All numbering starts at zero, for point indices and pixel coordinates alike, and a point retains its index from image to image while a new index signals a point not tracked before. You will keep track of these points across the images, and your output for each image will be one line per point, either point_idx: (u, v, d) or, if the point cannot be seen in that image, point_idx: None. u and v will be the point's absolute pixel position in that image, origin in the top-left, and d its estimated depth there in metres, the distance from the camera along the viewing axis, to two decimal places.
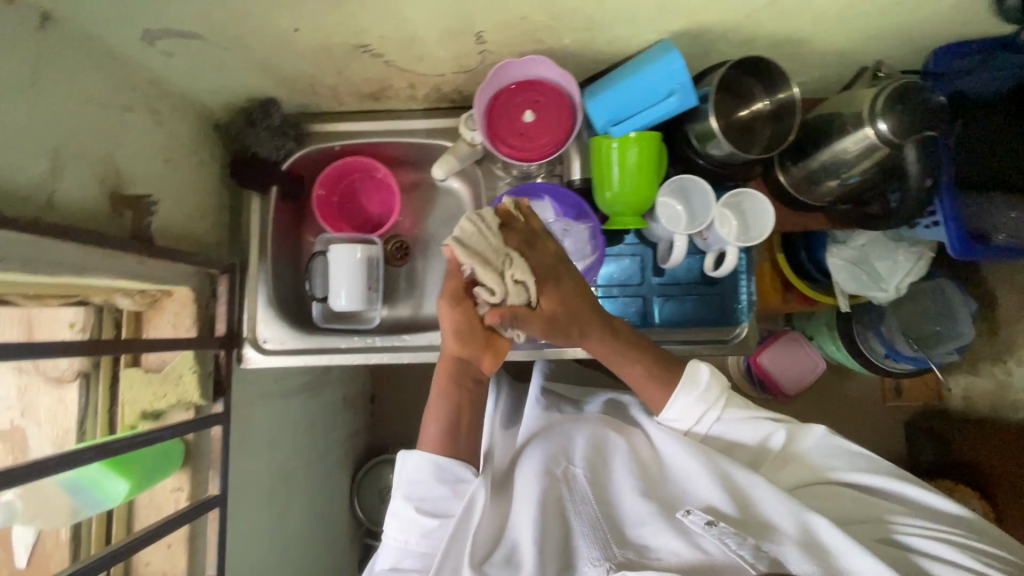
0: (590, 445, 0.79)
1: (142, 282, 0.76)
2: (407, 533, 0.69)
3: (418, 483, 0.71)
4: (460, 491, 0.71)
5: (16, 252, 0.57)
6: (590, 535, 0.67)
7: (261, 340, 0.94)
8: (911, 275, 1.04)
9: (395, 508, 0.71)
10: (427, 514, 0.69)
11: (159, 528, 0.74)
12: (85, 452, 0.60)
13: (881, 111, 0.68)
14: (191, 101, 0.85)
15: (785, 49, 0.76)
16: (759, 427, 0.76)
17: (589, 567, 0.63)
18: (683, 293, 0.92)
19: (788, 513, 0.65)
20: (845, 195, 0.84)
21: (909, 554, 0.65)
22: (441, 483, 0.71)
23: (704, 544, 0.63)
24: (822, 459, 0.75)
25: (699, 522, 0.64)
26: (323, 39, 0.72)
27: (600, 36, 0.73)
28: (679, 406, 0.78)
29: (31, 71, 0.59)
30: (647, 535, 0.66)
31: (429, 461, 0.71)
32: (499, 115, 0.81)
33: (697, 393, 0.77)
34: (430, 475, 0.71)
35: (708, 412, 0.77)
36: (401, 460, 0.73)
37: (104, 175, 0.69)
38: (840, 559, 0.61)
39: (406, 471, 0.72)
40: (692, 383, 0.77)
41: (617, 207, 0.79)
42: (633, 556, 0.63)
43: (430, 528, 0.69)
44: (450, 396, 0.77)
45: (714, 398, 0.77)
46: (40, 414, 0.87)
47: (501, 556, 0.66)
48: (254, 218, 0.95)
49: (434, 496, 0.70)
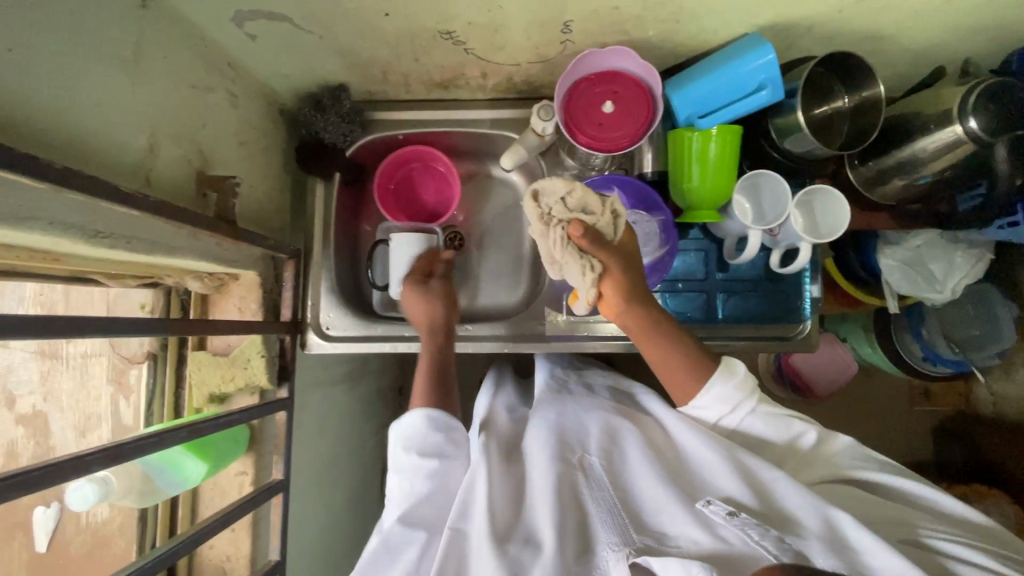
0: (605, 432, 0.74)
1: (219, 264, 0.76)
2: (411, 478, 0.69)
3: (415, 435, 0.72)
4: (454, 437, 0.73)
5: (120, 229, 0.57)
6: (607, 520, 0.61)
7: (324, 325, 0.94)
8: (968, 277, 1.01)
9: (397, 461, 0.71)
10: (428, 457, 0.70)
11: (229, 514, 0.72)
12: (178, 432, 0.60)
13: (972, 108, 0.69)
14: (263, 85, 0.85)
15: (871, 46, 0.76)
16: (792, 427, 0.71)
17: (606, 552, 0.59)
18: (748, 289, 0.92)
19: (810, 509, 0.59)
20: (914, 195, 0.85)
21: (935, 557, 0.59)
22: (435, 430, 0.72)
23: (726, 536, 0.58)
24: (848, 459, 0.71)
25: (721, 513, 0.60)
26: (410, 24, 0.72)
27: (688, 28, 0.73)
28: (712, 394, 0.73)
29: (134, 49, 0.59)
30: (665, 523, 0.60)
31: (423, 413, 0.73)
32: (577, 105, 0.80)
33: (734, 384, 0.72)
34: (423, 424, 0.72)
35: (742, 404, 0.72)
36: (396, 422, 0.74)
37: (186, 156, 0.69)
38: (862, 557, 0.56)
39: (403, 422, 0.73)
40: (728, 373, 0.72)
41: (695, 200, 0.80)
42: (653, 543, 0.58)
43: (431, 469, 0.69)
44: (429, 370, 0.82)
45: (749, 391, 0.72)
46: (65, 399, 0.89)
47: (516, 537, 0.61)
48: (318, 204, 0.95)
49: (432, 443, 0.71)
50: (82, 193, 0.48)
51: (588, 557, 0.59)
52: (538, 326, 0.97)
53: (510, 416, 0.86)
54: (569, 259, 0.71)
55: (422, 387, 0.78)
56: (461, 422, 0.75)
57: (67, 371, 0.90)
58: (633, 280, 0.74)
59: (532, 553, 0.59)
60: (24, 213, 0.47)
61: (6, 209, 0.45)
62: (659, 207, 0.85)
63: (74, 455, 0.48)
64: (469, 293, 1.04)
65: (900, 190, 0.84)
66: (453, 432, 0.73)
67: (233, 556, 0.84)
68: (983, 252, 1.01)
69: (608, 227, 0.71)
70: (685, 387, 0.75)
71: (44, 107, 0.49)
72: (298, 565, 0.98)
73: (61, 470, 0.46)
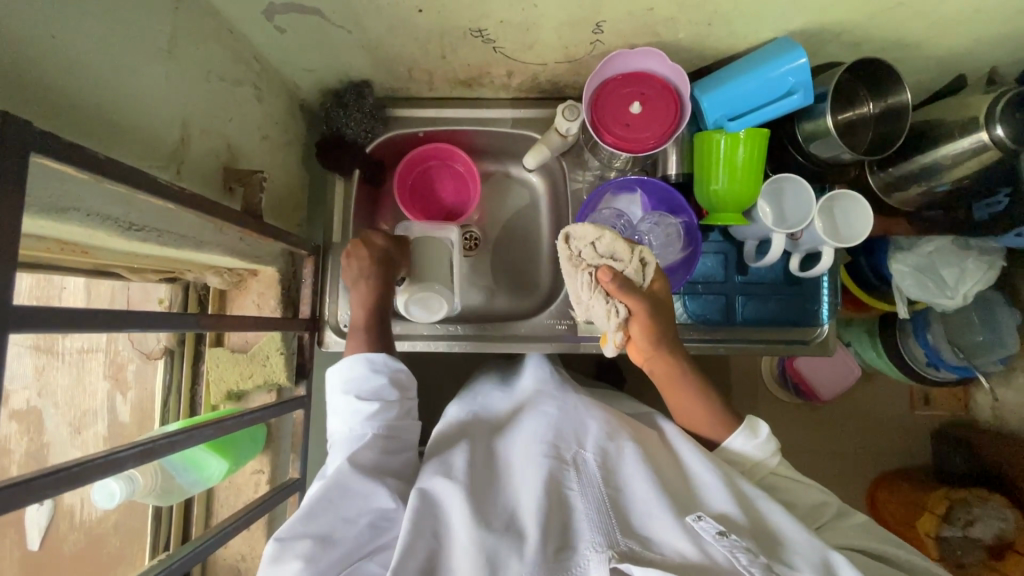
0: (601, 427, 0.72)
1: (242, 258, 0.75)
2: (352, 420, 0.69)
3: (355, 380, 0.71)
4: (398, 379, 0.72)
5: (152, 223, 0.57)
6: (594, 519, 0.60)
7: (342, 324, 0.91)
8: (979, 285, 1.00)
9: (337, 405, 0.71)
10: (368, 399, 0.69)
11: (250, 513, 0.69)
12: (205, 429, 0.59)
13: (999, 115, 0.69)
14: (287, 79, 0.84)
15: (897, 53, 0.76)
16: (808, 488, 0.71)
17: (589, 552, 0.57)
18: (766, 293, 0.91)
19: (806, 545, 0.60)
20: (933, 202, 0.85)
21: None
22: (376, 373, 0.71)
23: (713, 553, 0.58)
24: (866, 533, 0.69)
25: (710, 531, 0.59)
26: (443, 21, 0.72)
27: (719, 31, 0.74)
28: (732, 450, 0.72)
29: (169, 40, 0.59)
30: (652, 527, 0.60)
31: (363, 359, 0.72)
32: (604, 106, 0.80)
33: (755, 444, 0.72)
34: (365, 367, 0.71)
35: (761, 466, 0.72)
36: (331, 373, 0.72)
37: (212, 149, 0.68)
38: None
39: (342, 366, 0.71)
40: (752, 433, 0.71)
41: (719, 202, 0.80)
42: (637, 547, 0.57)
43: (372, 412, 0.69)
44: (371, 331, 0.78)
45: (770, 453, 0.72)
46: (60, 394, 0.86)
47: (496, 523, 0.60)
48: (337, 200, 0.94)
49: (373, 385, 0.71)
50: (123, 184, 0.47)
51: (567, 554, 0.58)
52: (559, 326, 0.96)
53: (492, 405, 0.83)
54: (600, 302, 0.71)
55: (361, 334, 0.77)
56: (408, 365, 0.74)
57: (62, 367, 0.87)
58: (661, 329, 0.72)
59: (513, 545, 0.58)
60: (66, 204, 0.46)
61: (52, 198, 0.44)
62: (684, 209, 0.85)
63: (110, 452, 0.46)
64: (486, 294, 1.03)
65: (917, 197, 0.85)
66: (397, 373, 0.73)
67: (249, 555, 0.84)
68: (994, 259, 1.01)
69: (638, 274, 0.70)
70: (711, 428, 0.76)
71: (84, 96, 0.49)
72: None
73: (106, 465, 0.45)
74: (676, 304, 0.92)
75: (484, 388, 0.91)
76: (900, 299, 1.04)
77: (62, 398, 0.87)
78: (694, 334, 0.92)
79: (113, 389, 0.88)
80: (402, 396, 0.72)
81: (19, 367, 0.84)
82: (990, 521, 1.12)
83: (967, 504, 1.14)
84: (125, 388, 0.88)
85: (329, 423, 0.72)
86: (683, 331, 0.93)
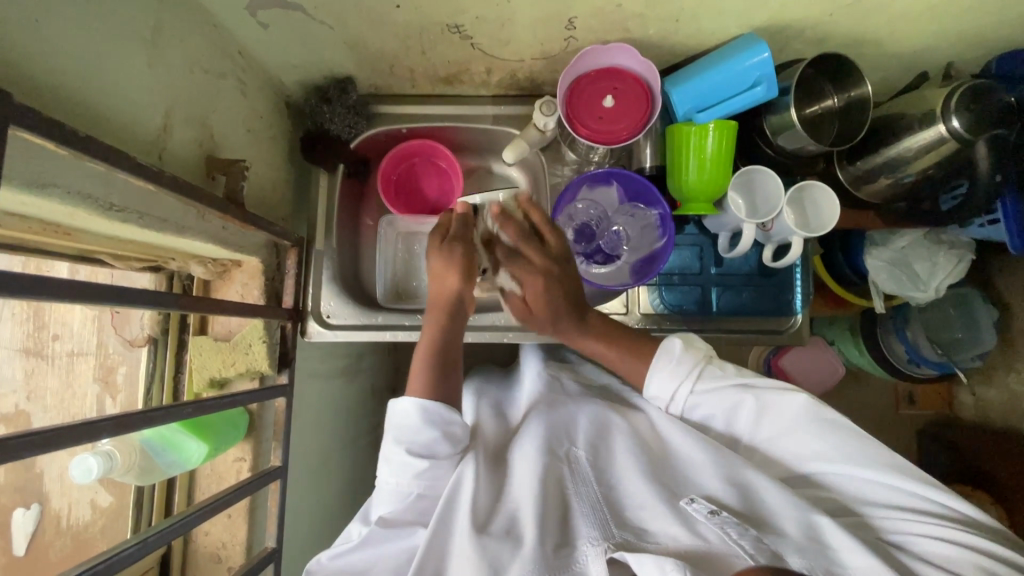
0: (594, 427, 0.76)
1: (224, 247, 0.76)
2: (401, 475, 0.69)
3: (407, 427, 0.70)
4: (450, 433, 0.71)
5: (132, 205, 0.59)
6: (591, 515, 0.63)
7: (324, 314, 0.94)
8: (951, 277, 1.02)
9: (389, 453, 0.71)
10: (420, 455, 0.69)
11: (228, 496, 0.71)
12: (182, 407, 0.61)
13: (955, 107, 0.72)
14: (272, 75, 0.87)
15: (859, 49, 0.80)
16: (731, 397, 0.73)
17: (586, 547, 0.60)
18: (741, 284, 0.93)
19: (792, 514, 0.61)
20: (900, 193, 0.87)
21: (897, 553, 0.59)
22: (429, 424, 0.69)
23: (704, 533, 0.60)
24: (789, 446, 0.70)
25: (702, 512, 0.62)
26: (420, 17, 0.75)
27: (687, 27, 0.77)
28: (656, 381, 0.77)
29: (153, 30, 0.61)
30: (647, 518, 0.63)
31: (417, 406, 0.70)
32: (578, 100, 0.82)
33: (670, 365, 0.76)
34: (418, 418, 0.69)
35: (681, 386, 0.76)
36: (391, 406, 0.72)
37: (195, 138, 0.70)
38: (838, 553, 0.57)
39: (399, 412, 0.71)
40: (663, 357, 0.76)
41: (691, 193, 0.83)
42: (632, 538, 0.60)
43: (421, 469, 0.69)
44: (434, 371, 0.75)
45: (688, 369, 0.75)
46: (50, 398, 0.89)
47: (499, 527, 0.64)
48: (322, 194, 0.96)
49: (425, 438, 0.69)
50: (100, 162, 0.49)
51: (567, 549, 0.61)
52: None
53: (496, 412, 0.88)
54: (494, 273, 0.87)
55: (426, 374, 0.74)
56: (462, 416, 0.72)
57: (51, 371, 0.89)
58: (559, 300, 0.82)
59: (513, 546, 0.61)
60: (45, 178, 0.48)
61: (33, 172, 0.47)
62: (657, 201, 0.86)
63: (84, 420, 0.49)
64: None
65: (885, 190, 0.87)
66: (450, 427, 0.71)
67: (229, 543, 0.84)
68: (965, 252, 1.02)
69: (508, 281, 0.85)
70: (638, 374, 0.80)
71: (71, 81, 0.51)
72: (294, 559, 0.96)
73: (74, 434, 0.47)
74: (652, 295, 0.95)
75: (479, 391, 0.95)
76: (875, 292, 1.06)
77: (51, 402, 0.88)
78: (672, 325, 0.94)
79: (104, 391, 0.89)
80: (454, 450, 0.71)
81: (11, 370, 0.88)
82: None
83: None
84: (115, 390, 0.88)
85: (379, 470, 0.72)
86: (660, 321, 0.94)
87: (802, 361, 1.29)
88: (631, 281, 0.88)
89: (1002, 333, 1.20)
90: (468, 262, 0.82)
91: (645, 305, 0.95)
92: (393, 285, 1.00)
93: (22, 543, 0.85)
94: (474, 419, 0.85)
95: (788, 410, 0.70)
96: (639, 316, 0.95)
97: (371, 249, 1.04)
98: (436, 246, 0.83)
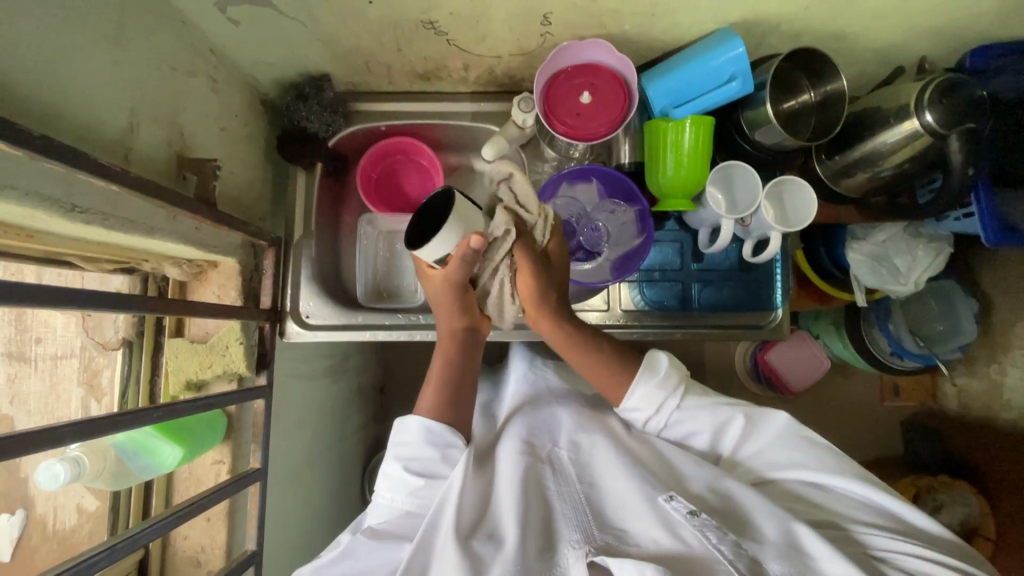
0: (576, 428, 0.78)
1: (198, 248, 0.75)
2: (396, 491, 0.69)
3: (408, 445, 0.70)
4: (450, 456, 0.71)
5: (97, 205, 0.58)
6: (571, 518, 0.64)
7: (304, 314, 0.93)
8: (930, 271, 1.02)
9: (388, 468, 0.71)
10: (414, 472, 0.69)
11: (204, 499, 0.70)
12: (153, 411, 0.60)
13: (927, 102, 0.73)
14: (247, 73, 0.85)
15: (836, 44, 0.80)
16: (718, 413, 0.74)
17: (567, 550, 0.60)
18: (721, 279, 0.94)
19: (771, 518, 0.61)
20: (878, 187, 0.88)
21: (877, 564, 0.59)
22: (430, 445, 0.70)
23: (685, 536, 0.60)
24: (768, 461, 0.72)
25: (681, 512, 0.61)
26: (394, 13, 0.74)
27: (662, 22, 0.76)
28: (640, 394, 0.75)
29: (116, 28, 0.60)
30: (628, 520, 0.63)
31: (422, 424, 0.71)
32: (555, 96, 0.82)
33: (655, 382, 0.75)
34: (420, 437, 0.70)
35: (666, 401, 0.75)
36: (397, 423, 0.73)
37: (164, 137, 0.69)
38: (816, 562, 0.56)
39: (402, 428, 0.72)
40: (650, 371, 0.75)
41: (668, 189, 0.83)
42: (612, 541, 0.60)
43: (416, 487, 0.68)
44: (440, 388, 0.76)
45: (673, 386, 0.75)
46: (26, 405, 0.88)
47: (480, 531, 0.64)
48: (300, 192, 0.95)
49: (423, 457, 0.70)
50: (58, 162, 0.48)
51: (550, 552, 0.60)
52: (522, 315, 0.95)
53: (482, 422, 0.88)
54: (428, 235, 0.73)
55: (434, 393, 0.75)
56: (461, 442, 0.72)
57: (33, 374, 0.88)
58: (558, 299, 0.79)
59: (495, 549, 0.61)
60: (1, 179, 0.47)
61: None
62: (637, 197, 0.87)
63: (49, 426, 0.48)
64: None
65: (863, 184, 0.88)
66: (450, 450, 0.71)
67: (208, 547, 0.83)
68: (943, 245, 1.03)
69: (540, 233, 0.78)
70: (615, 388, 0.78)
71: (32, 82, 0.50)
72: (278, 562, 0.95)
73: (40, 437, 0.47)
74: (633, 291, 0.94)
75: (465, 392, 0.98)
76: (856, 286, 1.06)
77: (31, 407, 0.87)
78: (652, 321, 0.94)
79: (90, 395, 0.87)
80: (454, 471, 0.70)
81: None
82: (955, 507, 1.14)
83: (933, 492, 1.18)
84: (100, 394, 0.87)
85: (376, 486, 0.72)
86: (642, 318, 0.94)
87: (787, 354, 1.30)
88: (612, 277, 0.88)
89: (983, 325, 1.21)
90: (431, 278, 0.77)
91: (626, 301, 0.95)
92: (374, 284, 1.00)
93: (8, 549, 0.85)
94: None
95: (772, 427, 0.73)
96: (621, 313, 0.95)
97: (352, 249, 1.03)
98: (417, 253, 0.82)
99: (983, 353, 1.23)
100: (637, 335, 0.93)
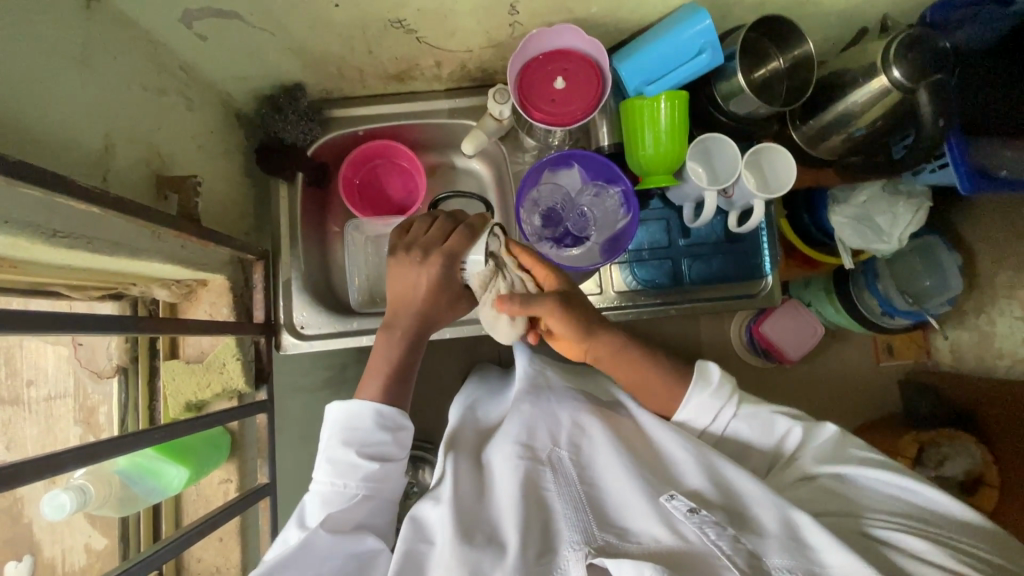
0: (574, 424, 0.77)
1: (185, 266, 0.74)
2: (347, 475, 0.67)
3: (358, 429, 0.69)
4: (400, 438, 0.72)
5: (78, 229, 0.57)
6: (571, 517, 0.63)
7: (298, 325, 0.92)
8: (912, 226, 1.03)
9: (333, 453, 0.68)
10: (369, 456, 0.68)
11: (218, 515, 0.70)
12: (155, 430, 0.60)
13: (893, 58, 0.74)
14: (219, 89, 0.85)
15: (800, 9, 0.81)
16: (775, 426, 0.72)
17: (568, 552, 0.60)
18: (710, 252, 0.95)
19: (771, 508, 0.61)
20: (855, 146, 0.89)
21: (882, 549, 0.58)
22: (382, 429, 0.70)
23: (683, 531, 0.60)
24: (814, 458, 0.70)
25: (681, 509, 0.61)
26: (361, 14, 0.74)
27: (629, 2, 0.77)
28: (694, 404, 0.74)
29: (81, 49, 0.59)
30: (629, 519, 0.63)
31: (373, 409, 0.70)
32: (531, 83, 0.83)
33: (710, 392, 0.73)
34: (372, 421, 0.70)
35: (722, 410, 0.73)
36: (338, 406, 0.71)
37: (140, 157, 0.68)
38: (817, 552, 0.56)
39: (347, 414, 0.70)
40: (704, 382, 0.73)
41: (648, 166, 0.84)
42: (612, 540, 0.60)
43: (369, 471, 0.68)
44: (389, 375, 0.75)
45: (727, 394, 0.73)
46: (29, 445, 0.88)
47: (481, 536, 0.63)
48: (283, 204, 0.94)
49: (375, 441, 0.69)
50: (33, 186, 0.47)
51: (549, 556, 0.60)
52: None
53: (476, 418, 0.88)
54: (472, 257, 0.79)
55: (381, 382, 0.74)
56: (411, 424, 0.73)
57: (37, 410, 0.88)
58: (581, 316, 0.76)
59: (495, 553, 0.61)
60: None
61: None
62: (619, 178, 0.87)
63: (53, 452, 0.47)
64: None
65: (841, 145, 0.89)
66: (399, 432, 0.71)
67: (224, 567, 0.83)
68: (922, 200, 1.04)
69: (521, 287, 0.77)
70: (671, 396, 0.76)
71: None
72: None
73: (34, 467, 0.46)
74: (625, 272, 0.96)
75: (464, 394, 0.99)
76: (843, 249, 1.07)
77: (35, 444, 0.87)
78: (647, 300, 0.95)
79: (87, 432, 0.87)
80: (400, 453, 0.71)
81: None
82: (959, 459, 1.13)
83: (937, 445, 1.15)
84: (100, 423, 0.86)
85: (316, 472, 0.69)
86: (636, 297, 0.95)
87: (781, 326, 1.29)
88: (601, 259, 0.88)
89: (969, 277, 1.24)
90: (453, 283, 0.80)
91: (619, 282, 0.96)
92: (367, 289, 0.97)
93: None
94: (455, 424, 0.85)
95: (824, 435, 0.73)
96: (615, 294, 0.96)
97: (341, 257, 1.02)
98: (397, 251, 0.81)
99: (972, 305, 1.25)
100: (633, 315, 0.95)
